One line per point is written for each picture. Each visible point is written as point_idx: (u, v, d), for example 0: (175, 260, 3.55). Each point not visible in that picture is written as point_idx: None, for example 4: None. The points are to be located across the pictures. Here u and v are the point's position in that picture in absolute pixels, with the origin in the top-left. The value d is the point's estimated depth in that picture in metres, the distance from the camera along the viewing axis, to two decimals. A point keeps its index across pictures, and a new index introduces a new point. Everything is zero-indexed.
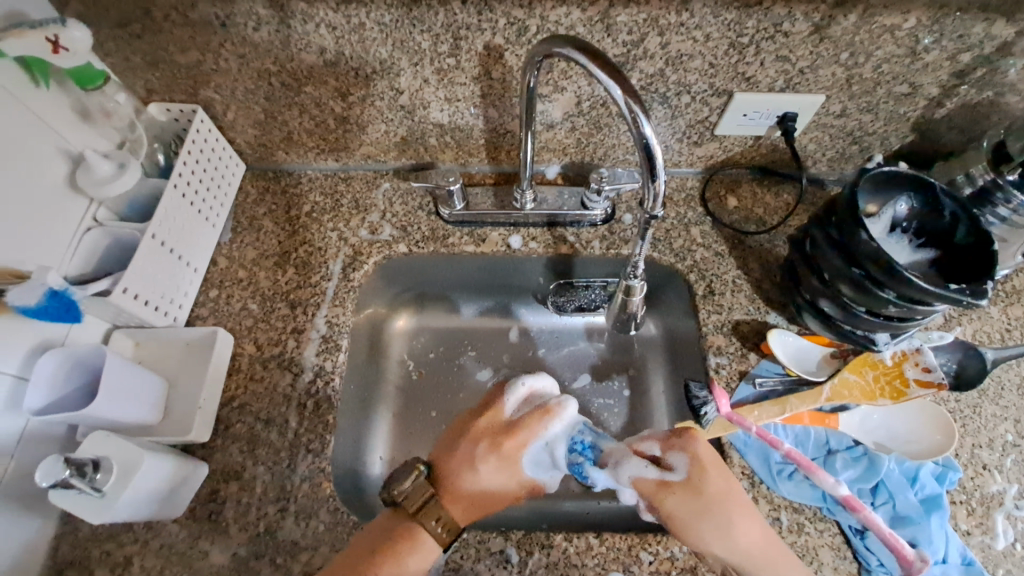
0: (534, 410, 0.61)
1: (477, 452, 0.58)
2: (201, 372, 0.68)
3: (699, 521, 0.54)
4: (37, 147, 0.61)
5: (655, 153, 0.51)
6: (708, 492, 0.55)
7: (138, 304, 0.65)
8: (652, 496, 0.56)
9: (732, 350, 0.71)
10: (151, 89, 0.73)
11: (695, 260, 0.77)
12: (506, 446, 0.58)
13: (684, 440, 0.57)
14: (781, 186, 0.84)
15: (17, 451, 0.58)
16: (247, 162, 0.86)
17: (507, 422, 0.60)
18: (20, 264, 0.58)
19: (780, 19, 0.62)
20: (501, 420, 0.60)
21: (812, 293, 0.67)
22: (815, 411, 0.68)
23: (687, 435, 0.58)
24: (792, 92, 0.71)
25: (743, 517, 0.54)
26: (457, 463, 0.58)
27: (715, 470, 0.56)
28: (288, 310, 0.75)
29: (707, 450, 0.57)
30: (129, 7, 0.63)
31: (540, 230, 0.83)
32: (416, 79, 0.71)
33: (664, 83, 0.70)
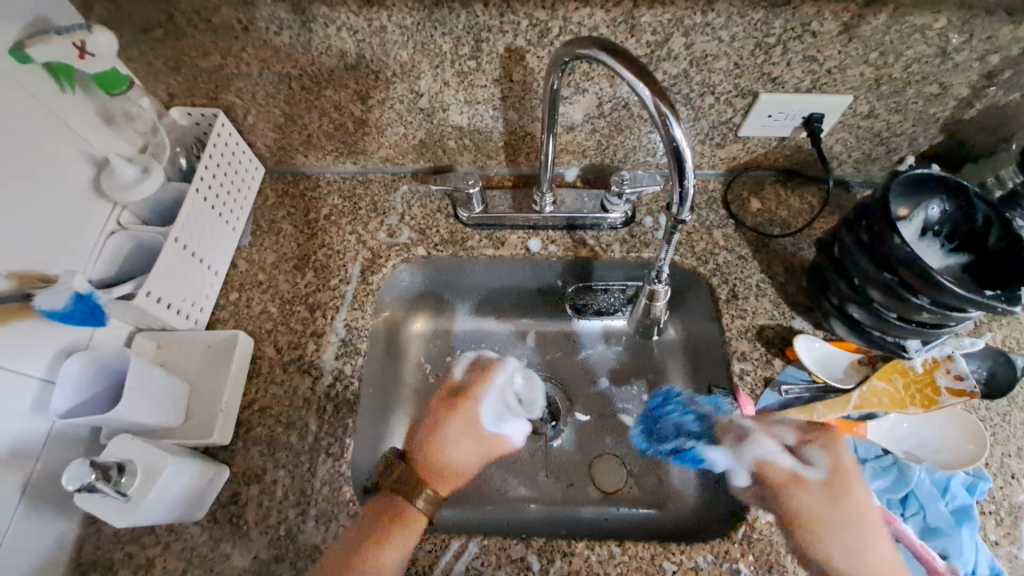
0: None
1: None
2: (222, 375, 0.68)
3: (835, 519, 0.61)
4: (64, 151, 0.61)
5: (684, 155, 0.51)
6: (840, 490, 0.63)
7: (161, 308, 0.66)
8: (777, 482, 0.65)
9: (757, 356, 0.70)
10: (173, 93, 0.73)
11: (718, 263, 0.76)
12: None
13: (829, 441, 0.66)
14: (805, 189, 0.82)
15: (43, 452, 0.59)
16: (266, 165, 0.86)
17: None
18: (45, 267, 0.59)
19: (808, 19, 0.61)
20: None
21: (840, 299, 0.66)
22: (843, 420, 0.67)
23: (836, 436, 0.66)
24: (818, 93, 0.70)
25: (864, 519, 0.61)
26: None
27: (855, 477, 0.64)
28: (307, 313, 0.75)
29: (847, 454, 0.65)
30: (153, 12, 0.63)
31: (559, 233, 0.82)
32: (436, 81, 0.70)
33: (688, 84, 0.68)
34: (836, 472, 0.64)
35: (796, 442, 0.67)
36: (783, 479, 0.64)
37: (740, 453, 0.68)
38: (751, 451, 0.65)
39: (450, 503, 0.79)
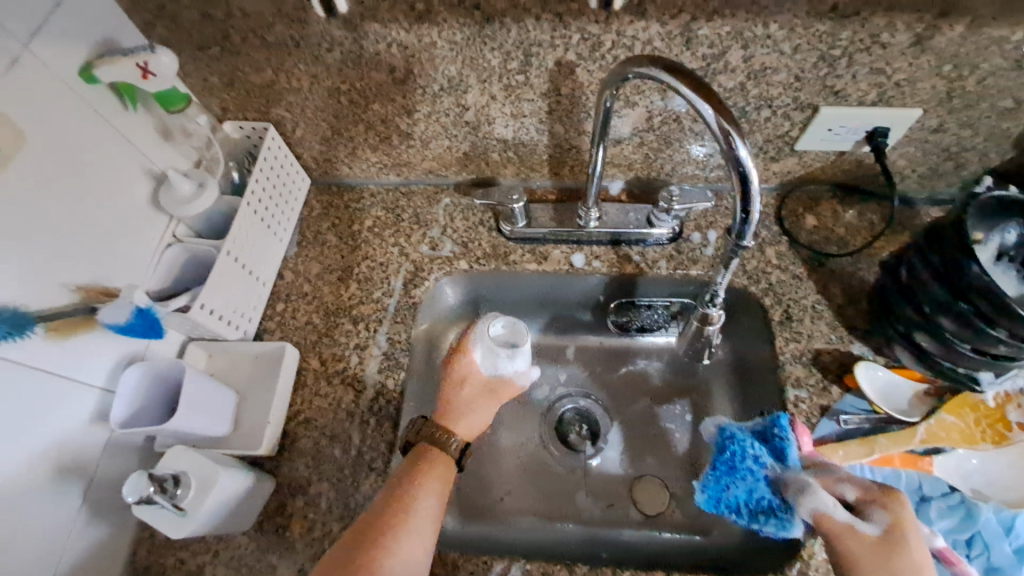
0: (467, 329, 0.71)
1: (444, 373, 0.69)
2: (270, 386, 0.69)
3: None
4: (126, 167, 0.64)
5: (750, 178, 0.48)
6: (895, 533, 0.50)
7: (213, 319, 0.67)
8: (832, 534, 0.51)
9: (812, 382, 0.67)
10: (226, 107, 0.75)
11: (770, 283, 0.73)
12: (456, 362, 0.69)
13: (892, 499, 0.52)
14: (864, 205, 0.78)
15: (102, 459, 0.61)
16: (312, 177, 0.87)
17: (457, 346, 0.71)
18: (108, 279, 0.61)
19: (878, 30, 0.57)
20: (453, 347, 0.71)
21: (905, 325, 0.62)
22: (907, 454, 0.64)
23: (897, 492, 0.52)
24: (884, 106, 0.66)
25: None
26: (461, 400, 0.67)
27: (920, 543, 0.49)
28: (350, 325, 0.76)
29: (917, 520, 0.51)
30: (210, 31, 0.64)
31: (603, 249, 0.81)
32: (482, 95, 0.70)
33: (744, 97, 0.66)
34: (899, 535, 0.49)
35: (846, 495, 0.54)
36: (838, 528, 0.51)
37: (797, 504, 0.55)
38: (817, 494, 0.54)
39: (488, 519, 0.79)
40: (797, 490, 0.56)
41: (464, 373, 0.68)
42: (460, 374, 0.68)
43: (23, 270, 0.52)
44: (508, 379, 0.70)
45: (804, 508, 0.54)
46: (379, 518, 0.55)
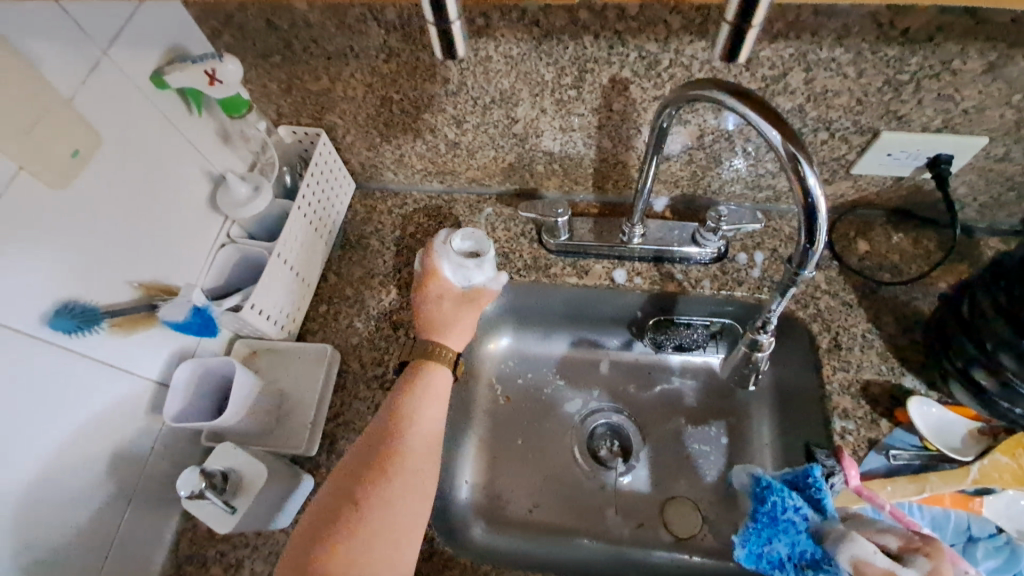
0: (427, 254, 0.74)
1: (421, 300, 0.73)
2: (312, 387, 0.71)
3: None
4: (188, 169, 0.66)
5: (817, 207, 0.47)
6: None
7: (262, 320, 0.69)
8: None
9: (861, 414, 0.65)
10: (281, 112, 0.77)
11: (819, 308, 0.71)
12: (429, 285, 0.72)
13: (935, 549, 0.49)
14: (920, 232, 0.76)
15: (153, 451, 0.63)
16: (358, 181, 0.89)
17: (423, 273, 0.74)
18: (167, 277, 0.63)
19: (949, 56, 0.55)
20: (421, 275, 0.74)
21: (963, 360, 0.59)
22: (957, 493, 0.61)
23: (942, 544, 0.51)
24: (949, 133, 0.64)
25: None
26: (445, 314, 0.72)
27: None
28: (391, 330, 0.77)
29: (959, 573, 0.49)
30: (274, 40, 0.66)
31: (645, 265, 0.80)
32: (533, 109, 0.70)
33: (801, 119, 0.64)
34: None
35: (888, 544, 0.51)
36: None
37: (834, 548, 0.50)
38: (858, 539, 0.50)
39: (517, 530, 0.79)
40: (835, 537, 0.51)
41: (439, 291, 0.72)
42: (435, 293, 0.72)
43: (93, 267, 0.54)
44: (480, 286, 0.73)
45: (842, 555, 0.50)
46: (376, 445, 0.61)
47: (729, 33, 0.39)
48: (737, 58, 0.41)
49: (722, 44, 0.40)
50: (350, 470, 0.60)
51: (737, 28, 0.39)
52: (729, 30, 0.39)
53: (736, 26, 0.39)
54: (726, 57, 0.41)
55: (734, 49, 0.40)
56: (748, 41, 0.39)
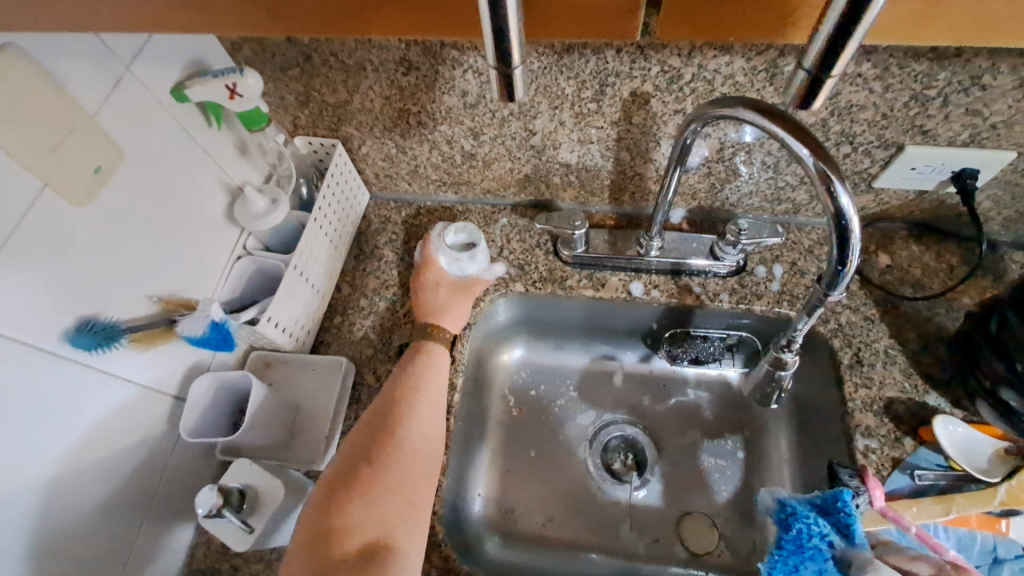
0: (425, 244, 0.77)
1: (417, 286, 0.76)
2: (327, 399, 0.70)
3: None
4: (206, 182, 0.66)
5: (849, 228, 0.46)
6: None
7: (278, 332, 0.68)
8: None
9: (884, 433, 0.63)
10: (298, 123, 0.77)
11: (840, 323, 0.70)
12: (426, 272, 0.76)
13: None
14: (943, 246, 0.74)
15: (168, 466, 0.63)
16: (372, 191, 0.88)
17: (420, 261, 0.77)
18: (185, 290, 0.63)
19: (980, 71, 0.54)
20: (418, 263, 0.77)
21: (991, 380, 0.58)
22: (984, 514, 0.60)
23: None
24: (976, 148, 0.63)
25: None
26: (440, 300, 0.74)
27: None
28: (406, 342, 0.76)
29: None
30: (293, 53, 0.66)
31: (662, 278, 0.79)
32: (552, 121, 0.70)
33: (825, 133, 0.64)
34: None
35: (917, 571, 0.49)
36: None
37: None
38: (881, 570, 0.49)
39: (530, 545, 0.78)
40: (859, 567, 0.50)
41: (434, 279, 0.75)
42: (431, 281, 0.75)
43: (114, 282, 0.54)
44: (474, 277, 0.77)
45: None
46: (385, 409, 0.64)
47: (805, 79, 0.39)
48: (813, 104, 0.40)
49: (795, 90, 0.40)
50: (359, 433, 0.62)
51: (814, 77, 0.38)
52: (804, 77, 0.38)
53: (812, 75, 0.38)
54: (801, 102, 0.40)
55: (809, 96, 0.39)
56: (826, 89, 0.39)
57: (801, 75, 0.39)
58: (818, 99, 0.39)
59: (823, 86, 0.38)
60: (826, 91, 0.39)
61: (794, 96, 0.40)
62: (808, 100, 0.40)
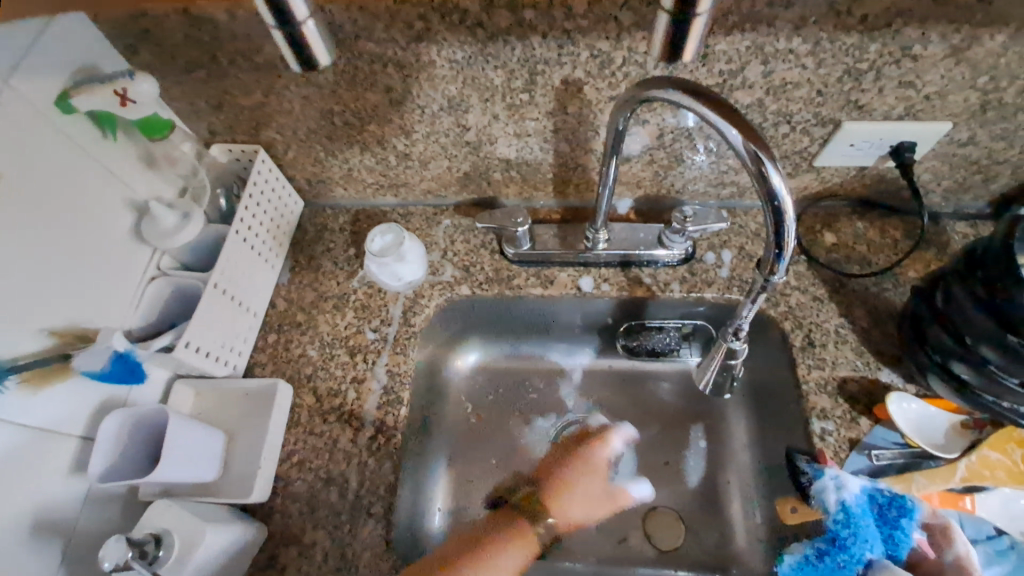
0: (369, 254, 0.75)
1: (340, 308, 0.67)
2: (261, 425, 0.65)
3: None
4: (107, 199, 0.60)
5: (784, 209, 0.44)
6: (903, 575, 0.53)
7: (200, 357, 0.63)
8: None
9: (840, 414, 0.62)
10: (214, 130, 0.71)
11: (790, 306, 0.69)
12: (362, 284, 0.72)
13: None
14: (886, 221, 0.74)
15: (81, 515, 0.57)
16: (306, 199, 0.83)
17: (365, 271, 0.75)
18: (88, 321, 0.57)
19: (910, 42, 0.53)
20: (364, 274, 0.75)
21: (941, 355, 0.57)
22: (945, 492, 0.58)
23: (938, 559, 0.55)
24: (913, 120, 0.62)
25: None
26: None
27: None
28: (347, 357, 0.72)
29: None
30: (196, 53, 0.60)
31: (612, 271, 0.77)
32: (484, 115, 0.66)
33: (762, 113, 0.62)
34: None
35: None
36: None
37: None
38: None
39: None
40: None
41: None
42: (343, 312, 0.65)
43: None
44: None
45: None
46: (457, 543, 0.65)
47: (670, 26, 0.44)
48: (686, 53, 0.46)
49: (663, 41, 0.45)
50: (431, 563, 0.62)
51: (677, 21, 0.43)
52: (671, 26, 0.44)
53: (676, 21, 0.43)
54: (671, 53, 0.46)
55: (679, 45, 0.45)
56: (693, 34, 0.44)
57: (666, 23, 0.44)
58: (687, 48, 0.45)
59: (689, 31, 0.44)
60: (694, 37, 0.44)
61: (662, 48, 0.46)
62: (680, 50, 0.45)
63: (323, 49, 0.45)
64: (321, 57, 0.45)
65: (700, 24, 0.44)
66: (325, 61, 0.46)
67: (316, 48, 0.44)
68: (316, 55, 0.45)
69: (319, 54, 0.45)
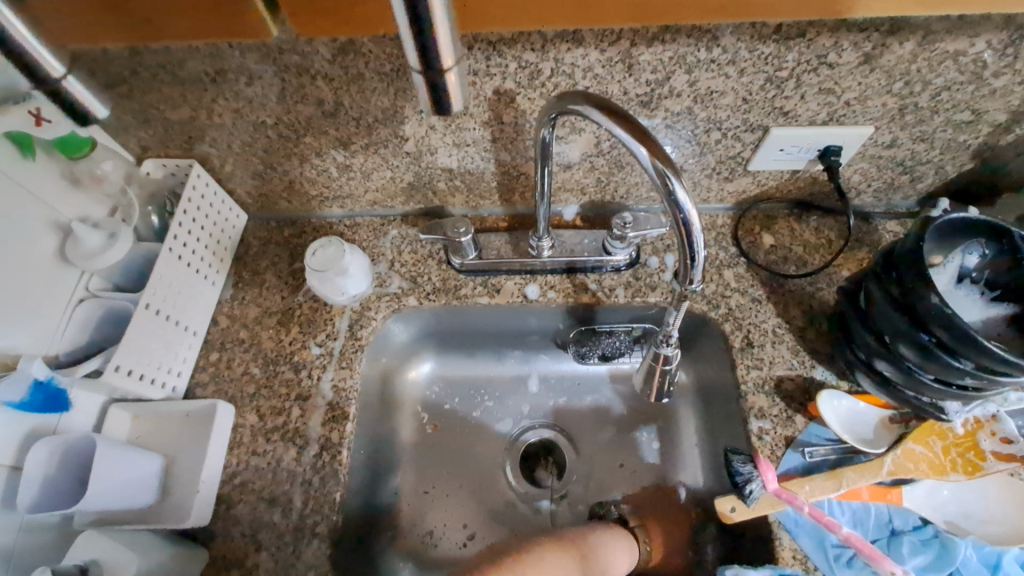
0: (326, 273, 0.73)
1: None
2: (201, 446, 0.64)
3: None
4: (27, 221, 0.58)
5: (692, 220, 0.46)
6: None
7: (133, 380, 0.61)
8: None
9: (776, 413, 0.64)
10: (145, 145, 0.69)
11: (730, 307, 0.71)
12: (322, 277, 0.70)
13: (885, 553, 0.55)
14: (822, 221, 0.76)
15: (15, 550, 0.55)
16: (250, 212, 0.82)
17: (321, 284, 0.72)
18: (12, 348, 0.55)
19: (824, 51, 0.55)
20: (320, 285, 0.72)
21: (866, 352, 0.59)
22: (875, 485, 0.59)
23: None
24: (836, 125, 0.64)
25: None
26: None
27: None
28: (292, 374, 0.71)
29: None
30: (117, 68, 0.59)
31: (558, 278, 0.77)
32: (421, 126, 0.66)
33: (692, 121, 0.63)
34: None
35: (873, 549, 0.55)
36: None
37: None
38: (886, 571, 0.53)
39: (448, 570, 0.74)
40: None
41: None
42: None
43: None
44: None
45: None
46: None
47: (425, 83, 0.38)
48: (450, 106, 0.40)
49: (426, 97, 0.39)
50: None
51: (428, 78, 0.37)
52: (424, 83, 0.38)
53: (429, 81, 0.38)
54: (438, 108, 0.40)
55: (441, 100, 0.39)
56: (450, 88, 0.38)
57: (420, 82, 0.38)
58: (451, 102, 0.39)
59: (446, 89, 0.38)
60: (453, 88, 0.38)
61: (428, 103, 0.40)
62: (443, 103, 0.39)
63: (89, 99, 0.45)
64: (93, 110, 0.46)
65: (456, 77, 0.38)
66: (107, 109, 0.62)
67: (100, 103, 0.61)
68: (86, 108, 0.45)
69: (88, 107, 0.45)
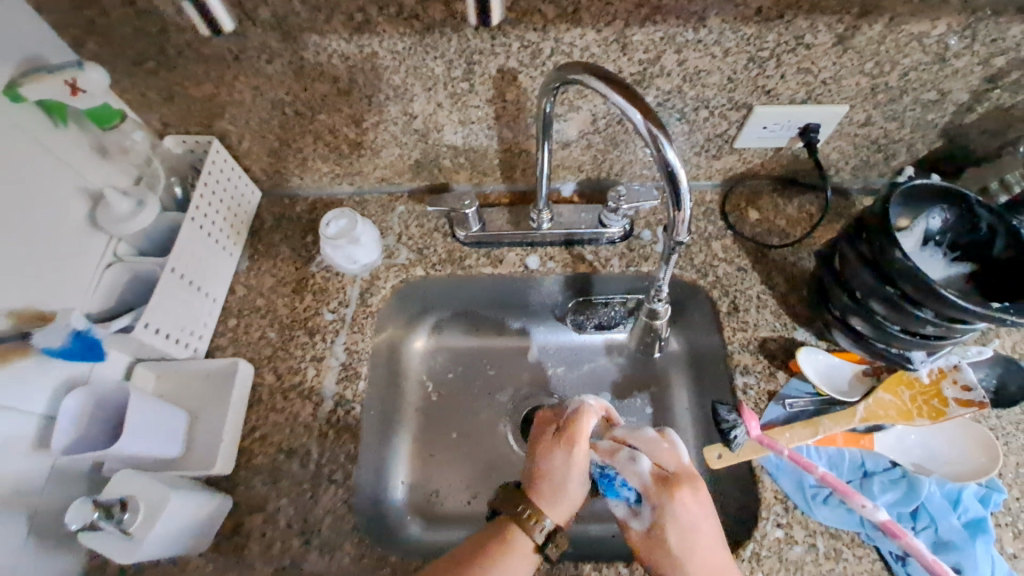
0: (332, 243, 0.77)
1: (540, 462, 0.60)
2: (224, 402, 0.68)
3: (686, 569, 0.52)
4: (60, 188, 0.62)
5: (680, 178, 0.51)
6: (691, 541, 0.53)
7: (160, 338, 0.66)
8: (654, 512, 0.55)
9: (760, 369, 0.69)
10: (166, 122, 0.73)
11: (718, 275, 0.76)
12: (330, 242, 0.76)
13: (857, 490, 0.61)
14: (803, 197, 0.82)
15: (48, 490, 0.60)
16: (263, 189, 0.86)
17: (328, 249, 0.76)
18: (44, 303, 0.59)
19: (801, 32, 0.60)
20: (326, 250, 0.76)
21: (841, 309, 0.64)
22: (849, 432, 0.65)
23: (671, 491, 0.55)
24: (814, 104, 0.69)
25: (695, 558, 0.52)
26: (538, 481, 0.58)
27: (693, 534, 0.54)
28: (306, 337, 0.75)
29: (693, 510, 0.54)
30: (145, 45, 0.63)
31: (557, 250, 0.82)
32: (429, 103, 0.70)
33: (681, 99, 0.68)
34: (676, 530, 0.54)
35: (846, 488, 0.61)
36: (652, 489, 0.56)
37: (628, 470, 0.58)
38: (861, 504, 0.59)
39: (455, 525, 0.78)
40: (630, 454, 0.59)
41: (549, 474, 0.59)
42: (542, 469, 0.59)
43: None
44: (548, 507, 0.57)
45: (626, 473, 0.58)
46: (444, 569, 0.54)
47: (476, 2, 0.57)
48: (490, 19, 0.59)
49: (474, 14, 0.58)
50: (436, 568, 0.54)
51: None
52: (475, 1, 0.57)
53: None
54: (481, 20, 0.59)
55: (484, 12, 0.58)
56: (491, 8, 0.57)
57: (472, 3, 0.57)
58: (491, 16, 0.58)
59: (489, 6, 0.57)
60: (493, 8, 0.57)
61: (474, 17, 0.59)
62: (485, 17, 0.58)
63: (221, 14, 0.58)
64: (223, 23, 0.59)
65: (495, 5, 0.57)
66: (226, 26, 0.60)
67: (217, 17, 0.58)
68: (217, 19, 0.58)
69: (219, 19, 0.59)
